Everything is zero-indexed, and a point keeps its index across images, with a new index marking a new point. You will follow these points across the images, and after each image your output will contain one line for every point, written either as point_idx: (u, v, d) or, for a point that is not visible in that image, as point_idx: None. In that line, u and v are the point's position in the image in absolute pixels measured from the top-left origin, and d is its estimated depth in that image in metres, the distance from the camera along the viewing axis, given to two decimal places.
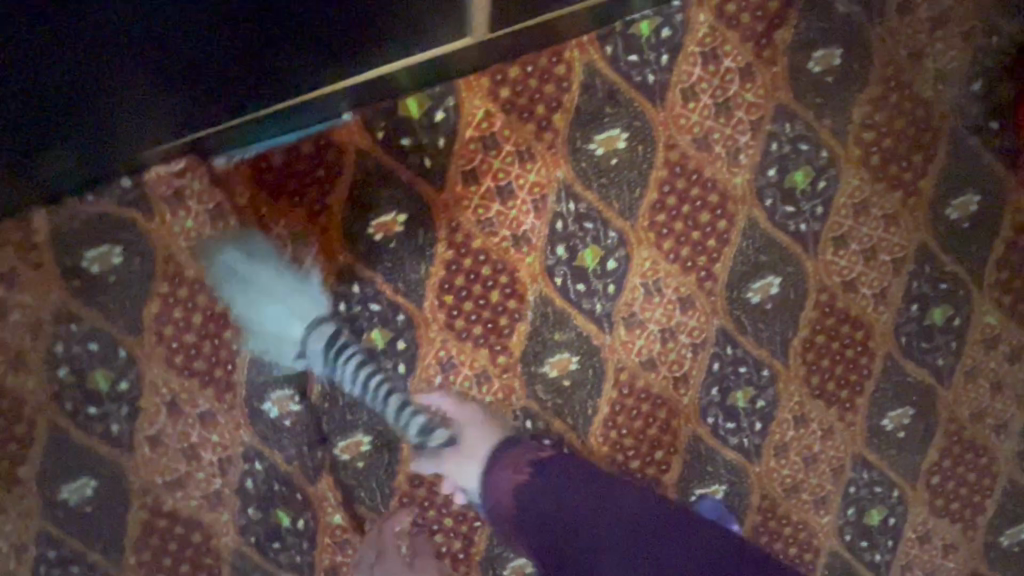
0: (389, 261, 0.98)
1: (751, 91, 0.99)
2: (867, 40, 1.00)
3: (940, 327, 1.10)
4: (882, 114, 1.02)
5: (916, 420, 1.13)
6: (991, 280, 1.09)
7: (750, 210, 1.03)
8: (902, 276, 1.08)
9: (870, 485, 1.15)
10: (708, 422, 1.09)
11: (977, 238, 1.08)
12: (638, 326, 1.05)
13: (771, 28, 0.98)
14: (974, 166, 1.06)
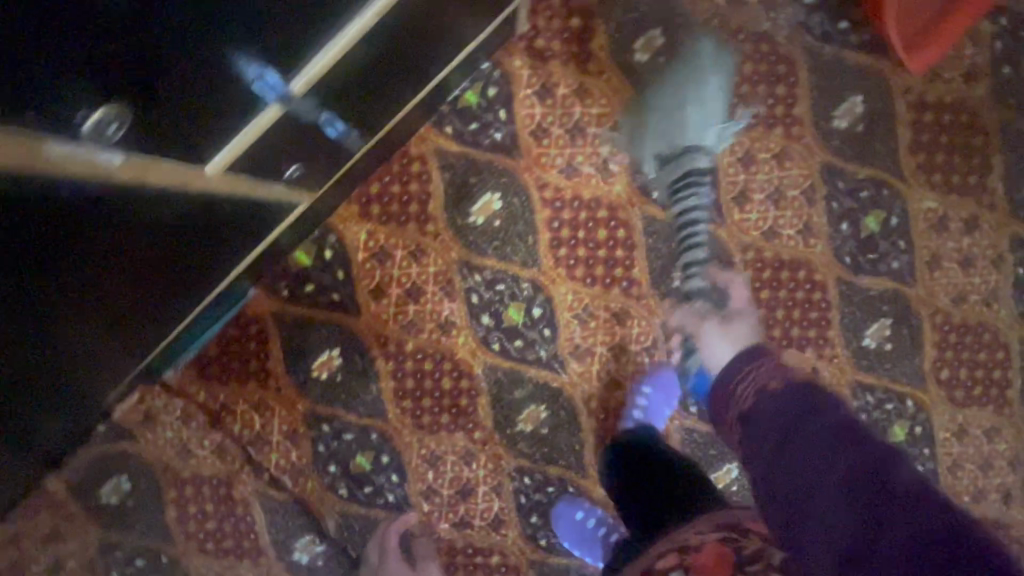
0: (343, 393, 1.06)
1: (592, 105, 1.01)
2: (681, 8, 1.00)
3: (882, 233, 1.07)
4: (728, 66, 1.01)
5: (897, 328, 1.10)
6: (913, 167, 1.05)
7: (641, 209, 1.05)
8: (819, 203, 1.06)
9: (879, 405, 1.12)
10: (692, 411, 1.11)
11: (880, 135, 1.04)
12: (587, 354, 1.09)
13: (585, 42, 0.99)
14: (845, 69, 1.02)
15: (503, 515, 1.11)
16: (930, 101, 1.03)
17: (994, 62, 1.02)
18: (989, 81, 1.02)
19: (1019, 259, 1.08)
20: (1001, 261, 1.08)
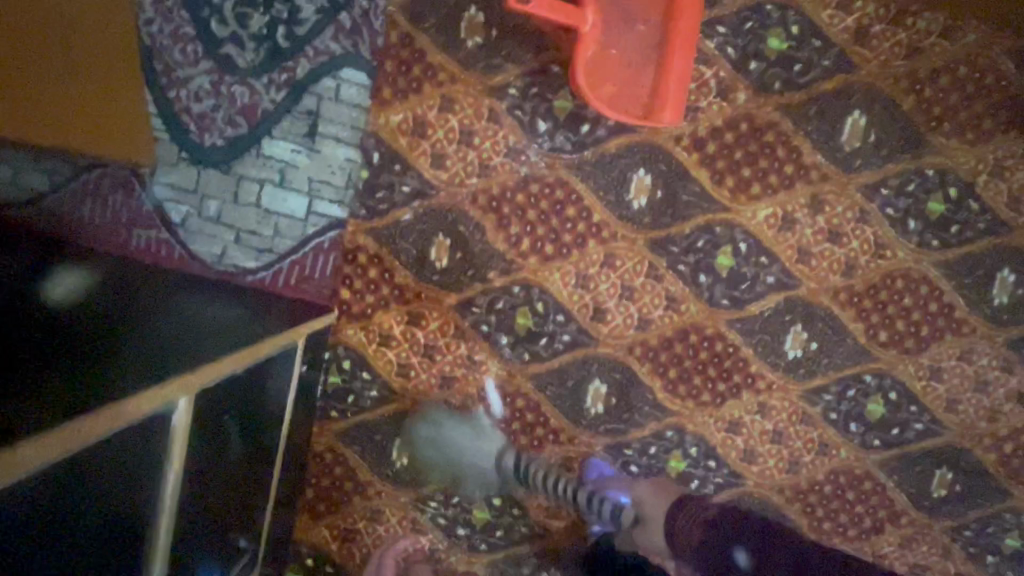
0: None
1: (429, 323, 1.08)
2: (446, 205, 1.05)
3: (740, 261, 1.06)
4: (514, 221, 1.06)
5: (811, 326, 1.09)
6: (729, 192, 1.04)
7: (524, 372, 1.10)
8: (668, 273, 1.07)
9: (841, 396, 1.11)
10: (679, 498, 1.14)
11: (681, 188, 1.04)
12: (560, 508, 1.14)
13: (390, 283, 1.07)
14: (612, 159, 1.04)
15: None
16: (704, 134, 1.03)
17: (737, 67, 1.01)
18: (744, 84, 1.01)
19: (881, 202, 1.05)
20: (866, 214, 1.05)
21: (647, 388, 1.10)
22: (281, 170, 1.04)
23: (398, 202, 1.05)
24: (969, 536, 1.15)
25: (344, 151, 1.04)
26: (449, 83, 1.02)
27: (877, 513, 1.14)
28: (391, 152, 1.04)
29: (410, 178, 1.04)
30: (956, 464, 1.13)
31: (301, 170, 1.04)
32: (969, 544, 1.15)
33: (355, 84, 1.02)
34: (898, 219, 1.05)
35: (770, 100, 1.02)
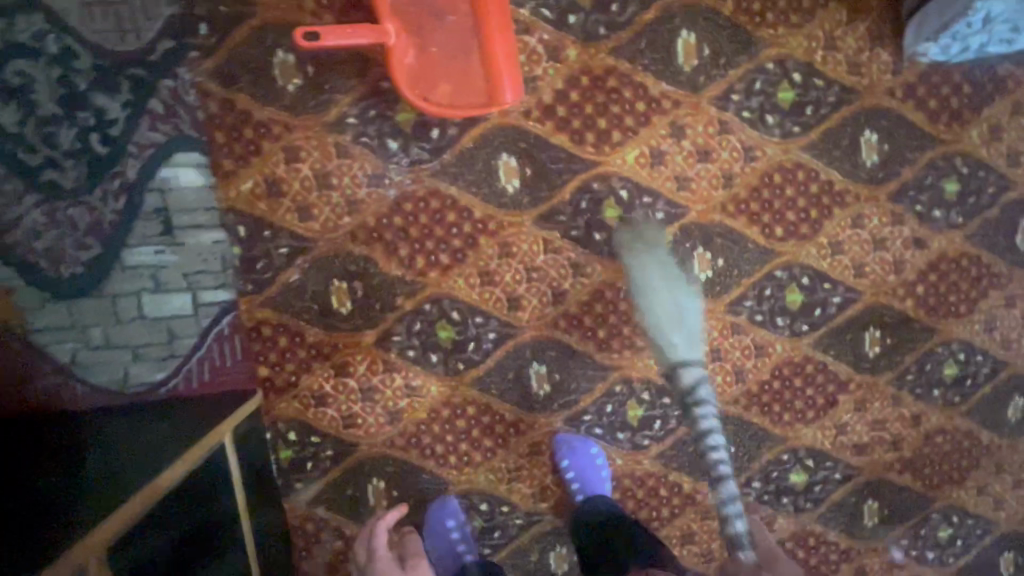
0: None
1: (358, 367, 1.08)
2: (330, 251, 1.04)
3: (627, 208, 1.08)
4: (402, 244, 1.05)
5: (712, 244, 1.12)
6: (593, 147, 1.05)
7: (465, 380, 1.11)
8: (565, 241, 1.08)
9: (761, 298, 1.15)
10: (649, 441, 1.18)
11: (547, 158, 1.05)
12: (545, 490, 1.18)
13: (305, 344, 1.06)
14: (472, 153, 1.03)
15: None
16: (550, 100, 1.03)
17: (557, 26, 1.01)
18: (569, 40, 1.02)
19: (735, 108, 1.07)
20: (726, 124, 1.08)
21: (584, 353, 1.13)
22: (152, 274, 1.00)
23: (282, 265, 1.03)
24: (912, 378, 1.23)
25: (209, 236, 1.00)
26: (287, 134, 0.99)
27: (828, 389, 1.21)
28: (255, 219, 1.01)
29: (284, 238, 1.02)
30: (881, 320, 1.20)
31: (174, 269, 1.01)
32: (915, 385, 1.24)
33: (193, 167, 0.98)
34: (756, 118, 1.08)
35: (599, 46, 1.02)
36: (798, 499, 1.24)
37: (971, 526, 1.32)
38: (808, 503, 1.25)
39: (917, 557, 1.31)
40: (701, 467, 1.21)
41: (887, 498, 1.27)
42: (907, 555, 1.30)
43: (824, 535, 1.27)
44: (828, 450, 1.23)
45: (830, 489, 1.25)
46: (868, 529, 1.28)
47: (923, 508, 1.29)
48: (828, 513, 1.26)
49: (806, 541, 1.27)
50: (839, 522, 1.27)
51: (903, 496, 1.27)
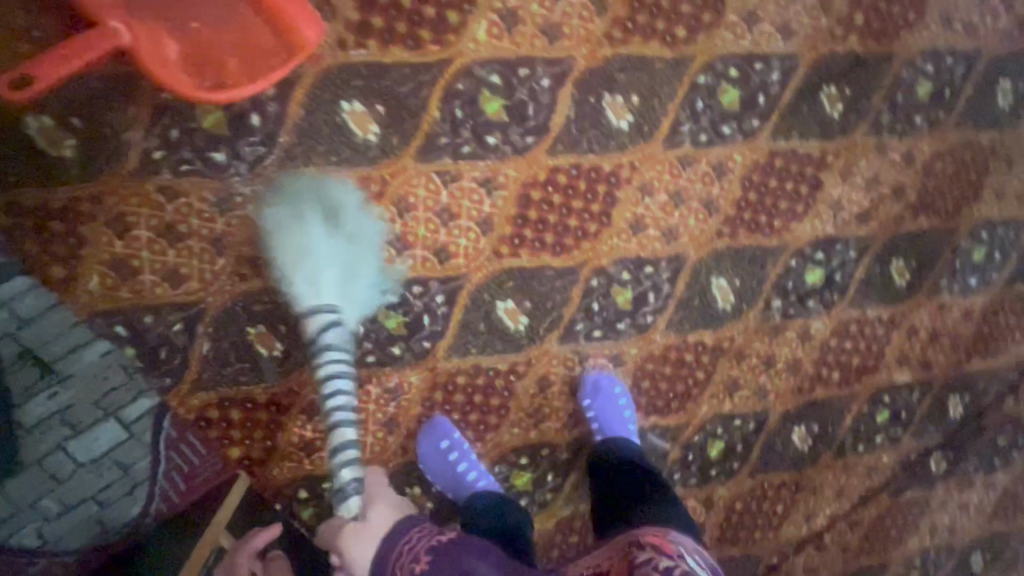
0: None
1: (326, 399, 0.98)
2: (224, 302, 0.90)
3: (507, 93, 0.91)
4: None
5: (617, 84, 0.95)
6: (435, 44, 0.87)
7: (439, 356, 1.00)
8: (461, 164, 0.92)
9: (697, 115, 1.00)
10: (653, 318, 1.08)
11: (392, 83, 0.87)
12: (574, 415, 1.10)
13: (259, 405, 0.95)
14: (308, 120, 0.86)
15: (702, 496, 1.20)
16: (358, 15, 0.84)
17: None
18: None
19: None
20: None
21: (542, 268, 1.00)
22: (63, 420, 0.87)
23: (185, 342, 0.90)
24: (887, 118, 1.09)
25: (99, 349, 0.87)
26: (99, 205, 0.83)
27: (807, 173, 1.08)
28: (127, 311, 0.87)
29: (169, 314, 0.88)
30: (830, 73, 1.04)
31: (87, 401, 0.88)
32: (893, 123, 1.10)
33: (32, 289, 0.82)
34: None
35: None
36: (825, 296, 1.15)
37: (1003, 235, 1.23)
38: (835, 295, 1.16)
39: (962, 289, 1.23)
40: (715, 316, 1.11)
41: (911, 250, 1.18)
42: (952, 293, 1.23)
43: (864, 316, 1.19)
44: (832, 234, 1.13)
45: (851, 270, 1.15)
46: (904, 289, 1.19)
47: (949, 242, 1.19)
48: (859, 294, 1.17)
49: (850, 331, 1.19)
50: (874, 297, 1.18)
51: (924, 239, 1.18)
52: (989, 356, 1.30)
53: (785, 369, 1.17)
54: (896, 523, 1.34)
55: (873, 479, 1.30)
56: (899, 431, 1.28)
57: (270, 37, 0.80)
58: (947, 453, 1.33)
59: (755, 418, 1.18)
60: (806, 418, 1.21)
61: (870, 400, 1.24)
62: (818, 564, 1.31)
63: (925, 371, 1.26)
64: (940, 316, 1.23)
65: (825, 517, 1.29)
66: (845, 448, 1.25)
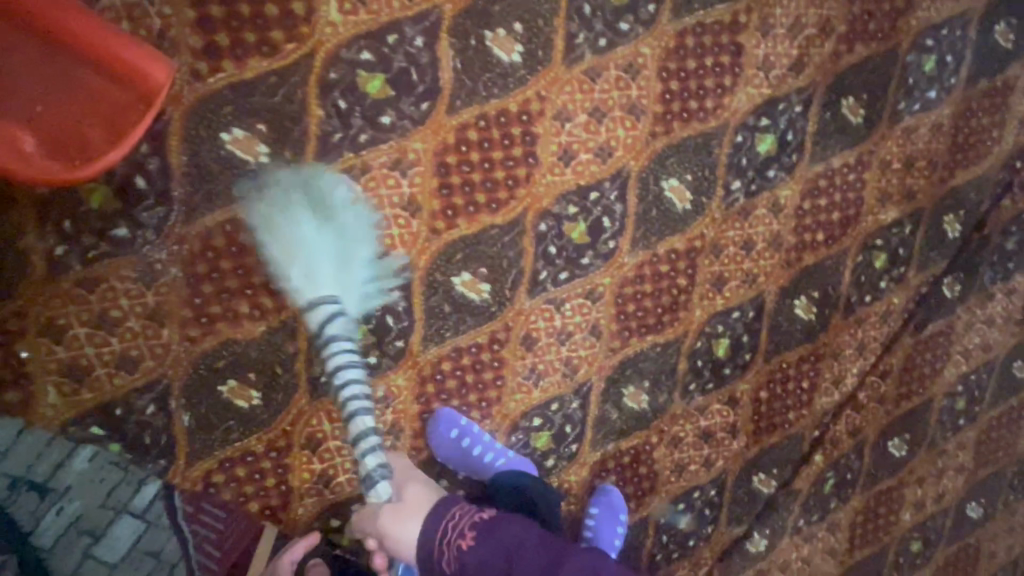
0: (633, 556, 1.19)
1: (322, 428, 0.96)
2: (186, 369, 0.88)
3: (384, 66, 0.85)
4: (234, 303, 0.88)
5: (495, 16, 0.88)
6: (290, 41, 0.81)
7: (416, 350, 0.98)
8: (365, 156, 0.88)
9: (589, 20, 0.93)
10: (615, 241, 1.03)
11: (263, 96, 0.82)
12: (571, 362, 1.07)
13: (260, 455, 0.94)
14: (195, 164, 0.82)
15: (725, 397, 1.18)
16: (201, 38, 0.78)
17: None
18: None
19: None
20: None
21: (486, 230, 0.96)
22: (78, 530, 0.88)
23: (164, 419, 0.89)
24: None
25: (81, 455, 0.86)
26: (24, 318, 0.80)
27: (725, 41, 1.00)
28: (97, 410, 0.86)
29: (138, 398, 0.87)
30: None
31: (93, 507, 0.88)
32: None
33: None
34: None
35: None
36: (785, 161, 1.09)
37: (949, 35, 1.15)
38: (796, 156, 1.10)
39: (923, 106, 1.16)
40: (678, 219, 1.06)
41: (859, 83, 1.10)
42: (915, 113, 1.16)
43: (831, 167, 1.13)
44: (773, 95, 1.06)
45: (805, 125, 1.09)
46: (864, 126, 1.13)
47: (896, 62, 1.12)
48: (820, 147, 1.11)
49: (822, 187, 1.13)
50: (835, 145, 1.12)
51: (870, 68, 1.10)
52: (971, 164, 1.24)
53: (768, 247, 1.13)
54: (926, 359, 1.31)
55: (890, 325, 1.26)
56: (902, 269, 1.23)
57: (119, 91, 0.75)
58: (957, 275, 1.28)
59: (752, 305, 1.15)
60: (803, 288, 1.17)
61: (864, 249, 1.19)
62: (860, 422, 1.29)
63: (910, 202, 1.21)
64: (909, 141, 1.17)
65: (854, 376, 1.26)
66: (852, 304, 1.22)
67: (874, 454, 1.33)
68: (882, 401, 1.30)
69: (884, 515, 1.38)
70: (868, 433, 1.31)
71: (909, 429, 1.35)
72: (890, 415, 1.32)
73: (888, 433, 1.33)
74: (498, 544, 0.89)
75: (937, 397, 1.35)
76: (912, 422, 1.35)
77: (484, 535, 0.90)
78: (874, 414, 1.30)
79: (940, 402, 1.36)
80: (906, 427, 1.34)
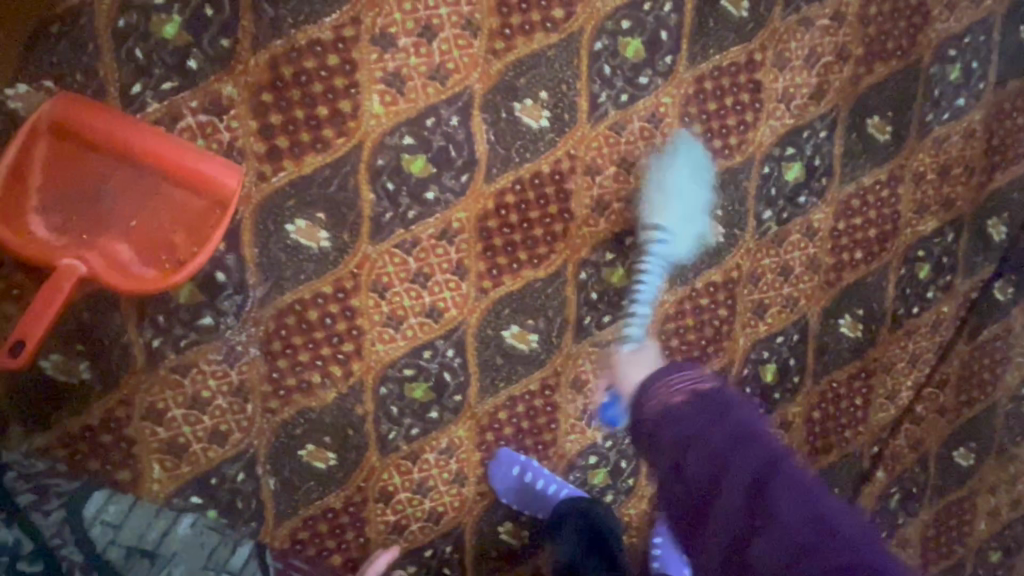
0: None
1: (393, 482, 1.03)
2: (269, 438, 0.97)
3: (425, 147, 0.93)
4: (306, 375, 0.96)
5: (521, 89, 0.95)
6: (340, 136, 0.89)
7: (473, 402, 1.04)
8: (413, 229, 0.95)
9: (611, 79, 0.98)
10: (653, 280, 1.07)
11: (320, 188, 0.90)
12: (621, 400, 1.11)
13: (339, 510, 1.01)
14: (265, 255, 0.91)
15: (777, 420, 1.19)
16: (263, 144, 0.87)
17: (189, 83, 0.83)
18: (212, 82, 0.84)
19: None
20: None
21: (529, 284, 1.02)
22: None
23: (253, 485, 0.97)
24: None
25: (184, 525, 0.93)
26: (130, 405, 0.90)
27: (743, 81, 1.04)
28: (195, 481, 0.95)
29: (229, 468, 0.96)
30: None
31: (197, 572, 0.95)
32: None
33: (109, 500, 0.90)
34: None
35: (238, 55, 0.84)
36: (814, 185, 1.11)
37: (972, 43, 1.14)
38: (825, 179, 1.11)
39: (952, 115, 1.16)
40: (713, 253, 1.09)
41: (883, 102, 1.11)
42: (944, 124, 1.16)
43: (863, 187, 1.13)
44: (796, 124, 1.08)
45: (831, 150, 1.10)
46: (893, 142, 1.13)
47: (919, 76, 1.12)
48: (849, 168, 1.12)
49: (856, 207, 1.14)
50: (865, 164, 1.13)
51: (892, 86, 1.11)
52: (1011, 166, 1.22)
53: (806, 270, 1.14)
54: (985, 364, 1.29)
55: (942, 334, 1.25)
56: (947, 277, 1.22)
57: (198, 199, 0.85)
58: (1009, 278, 1.26)
59: (796, 328, 1.16)
60: (847, 306, 1.18)
61: (905, 262, 1.19)
62: (920, 433, 1.27)
63: (949, 210, 1.20)
64: (940, 152, 1.17)
65: (909, 389, 1.25)
66: (899, 317, 1.21)
67: (938, 465, 1.30)
68: (942, 410, 1.28)
69: (957, 526, 1.35)
70: (930, 444, 1.29)
71: (973, 436, 1.32)
72: (952, 424, 1.29)
73: (952, 443, 1.30)
74: (725, 437, 0.77)
75: (1001, 402, 1.32)
76: (977, 430, 1.32)
77: (707, 408, 0.80)
78: (935, 424, 1.28)
79: (1003, 407, 1.32)
80: (970, 436, 1.31)
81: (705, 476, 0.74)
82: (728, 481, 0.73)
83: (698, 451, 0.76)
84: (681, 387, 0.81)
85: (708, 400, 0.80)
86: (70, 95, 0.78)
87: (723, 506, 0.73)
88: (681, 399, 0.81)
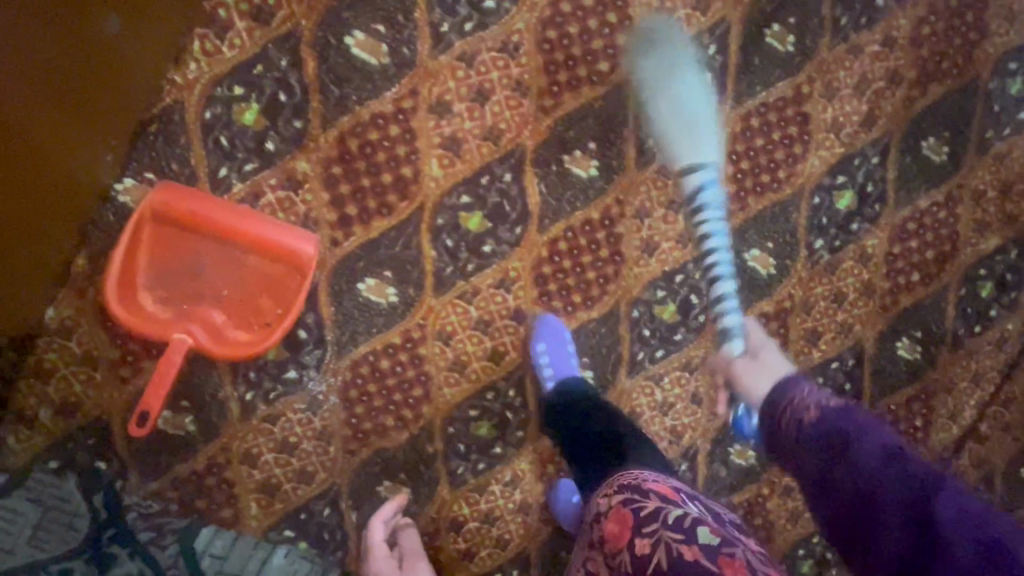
0: None
1: (462, 513, 1.10)
2: (350, 476, 1.05)
3: (481, 204, 0.98)
4: (380, 418, 1.04)
5: (571, 142, 0.98)
6: (403, 200, 0.95)
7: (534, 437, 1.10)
8: (473, 281, 1.01)
9: (657, 125, 1.00)
10: (704, 314, 1.10)
11: (387, 248, 0.97)
12: (677, 429, 1.15)
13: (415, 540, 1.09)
14: (340, 312, 0.98)
15: None
16: (334, 213, 0.94)
17: (267, 163, 0.90)
18: (287, 160, 0.91)
19: (454, 34, 0.91)
20: (463, 54, 0.92)
21: (584, 325, 1.06)
22: None
23: (337, 519, 1.06)
24: (848, 18, 1.02)
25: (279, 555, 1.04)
26: (229, 452, 1.00)
27: (790, 115, 1.04)
28: (287, 517, 1.05)
29: (316, 504, 1.05)
30: (769, 12, 0.99)
31: None
32: (858, 20, 1.03)
33: (218, 533, 1.02)
34: (478, 17, 0.91)
35: (309, 134, 0.91)
36: (867, 212, 1.10)
37: None
38: (878, 205, 1.10)
39: (1015, 130, 1.12)
40: (764, 284, 1.10)
41: (938, 123, 1.09)
42: (1005, 139, 1.12)
43: (919, 209, 1.12)
44: (846, 153, 1.07)
45: (884, 175, 1.09)
46: (950, 162, 1.11)
47: (977, 94, 1.09)
48: (903, 192, 1.11)
49: (911, 230, 1.12)
50: (920, 187, 1.11)
51: (948, 106, 1.09)
52: None
53: (861, 296, 1.14)
54: None
55: (1007, 351, 1.22)
56: (1012, 294, 1.19)
57: (280, 267, 0.93)
58: None
59: (851, 353, 1.16)
60: (904, 329, 1.17)
61: (966, 281, 1.17)
62: (985, 451, 1.25)
63: (1012, 226, 1.16)
64: (1002, 168, 1.13)
65: (972, 408, 1.23)
66: (960, 337, 1.19)
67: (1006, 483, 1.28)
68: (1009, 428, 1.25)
69: None
70: (997, 462, 1.26)
71: None
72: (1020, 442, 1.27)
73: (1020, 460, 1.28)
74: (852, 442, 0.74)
75: None
76: None
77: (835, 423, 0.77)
78: (1001, 442, 1.26)
79: None
80: None
81: (870, 462, 0.72)
82: (860, 447, 0.73)
83: (829, 453, 0.75)
84: (793, 411, 0.83)
85: (841, 420, 0.76)
86: (171, 182, 0.88)
87: (886, 484, 0.69)
88: (816, 418, 0.80)
